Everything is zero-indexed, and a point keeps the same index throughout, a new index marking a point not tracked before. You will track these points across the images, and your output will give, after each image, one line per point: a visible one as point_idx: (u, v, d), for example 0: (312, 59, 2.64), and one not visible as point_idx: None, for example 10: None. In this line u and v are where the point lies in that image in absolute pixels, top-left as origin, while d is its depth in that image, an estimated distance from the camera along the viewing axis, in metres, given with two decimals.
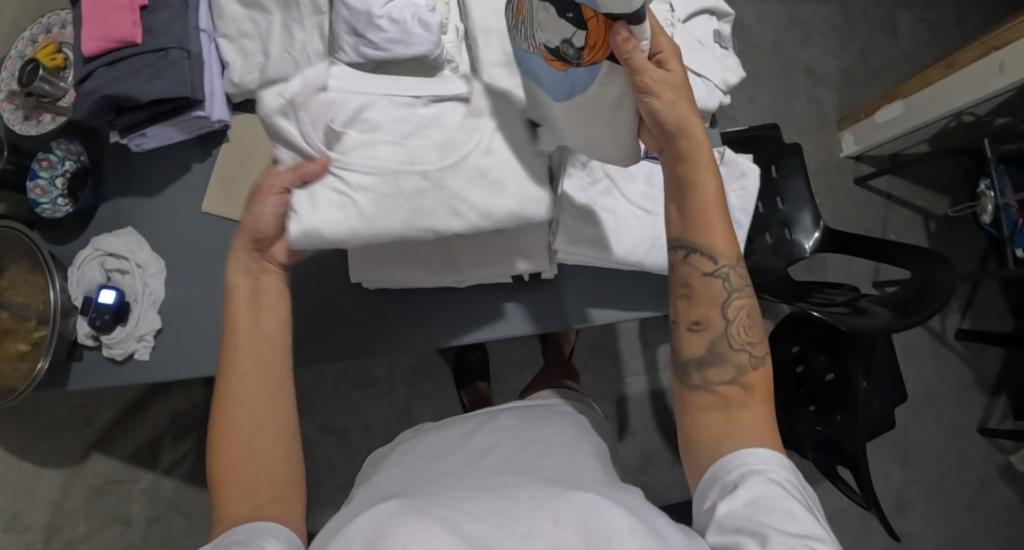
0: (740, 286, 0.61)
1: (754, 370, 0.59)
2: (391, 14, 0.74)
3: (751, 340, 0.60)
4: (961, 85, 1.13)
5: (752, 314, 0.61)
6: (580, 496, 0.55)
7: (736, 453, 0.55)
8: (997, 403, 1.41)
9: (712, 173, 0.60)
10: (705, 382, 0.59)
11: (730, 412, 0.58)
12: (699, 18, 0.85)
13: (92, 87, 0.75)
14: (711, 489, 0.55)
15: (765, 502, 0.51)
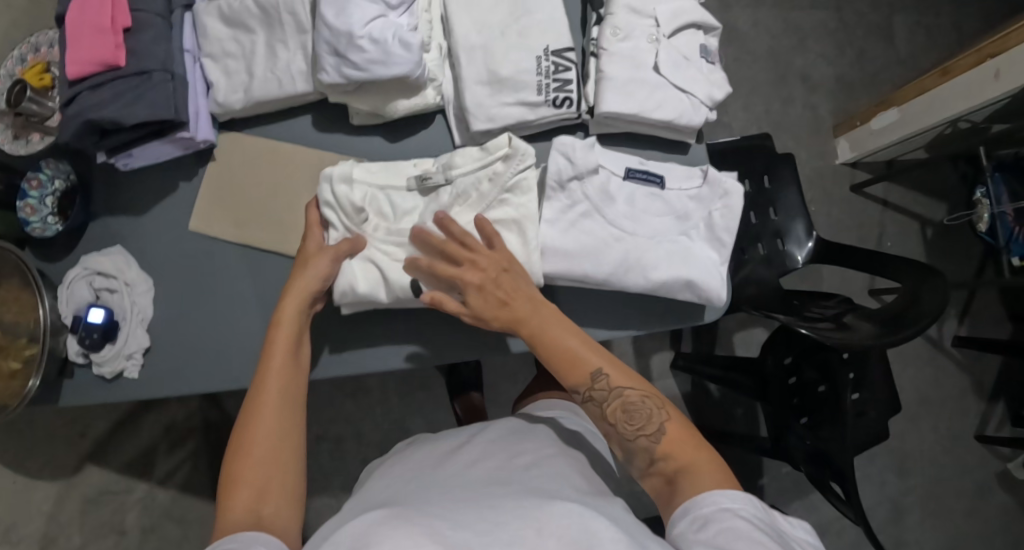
0: (610, 395, 0.64)
1: (658, 443, 0.62)
2: (372, 35, 0.75)
3: (641, 425, 0.63)
4: (957, 92, 1.12)
5: (634, 406, 0.63)
6: (563, 507, 0.57)
7: (702, 495, 0.57)
8: (994, 409, 1.39)
9: (542, 323, 0.66)
10: (642, 472, 0.64)
11: (672, 481, 0.61)
12: (685, 33, 0.84)
13: (76, 112, 0.75)
14: (682, 521, 0.57)
15: (735, 531, 0.53)
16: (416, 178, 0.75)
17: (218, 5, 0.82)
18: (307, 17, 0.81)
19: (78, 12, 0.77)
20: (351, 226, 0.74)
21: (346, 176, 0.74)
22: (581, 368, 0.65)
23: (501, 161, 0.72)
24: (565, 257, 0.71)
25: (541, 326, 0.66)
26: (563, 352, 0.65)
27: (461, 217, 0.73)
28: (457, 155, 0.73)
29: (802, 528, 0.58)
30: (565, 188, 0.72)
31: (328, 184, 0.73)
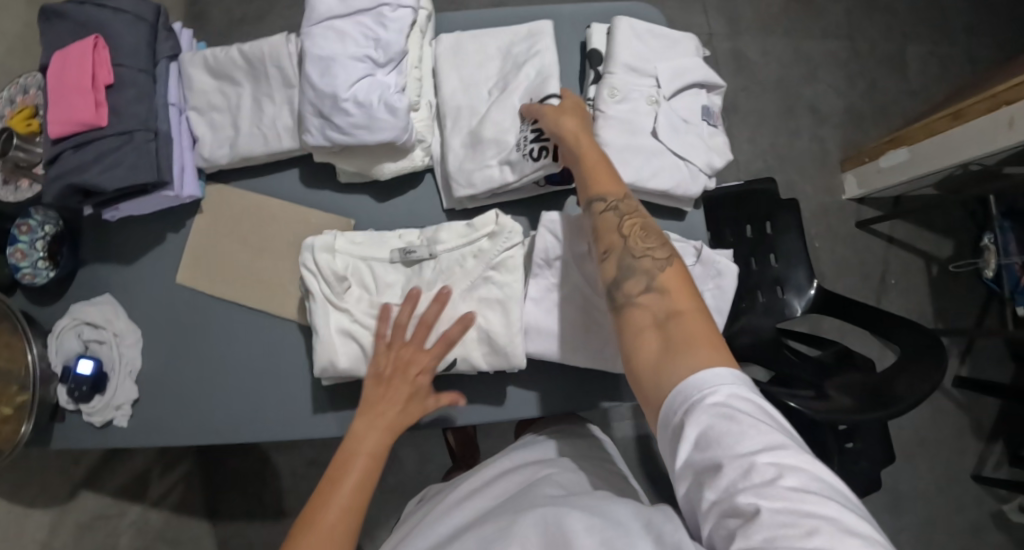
0: (633, 211, 0.65)
1: (662, 271, 0.61)
2: (357, 97, 0.73)
3: (653, 249, 0.63)
4: (968, 137, 1.08)
5: (649, 227, 0.64)
6: (536, 514, 0.57)
7: (680, 387, 0.53)
8: (993, 449, 1.38)
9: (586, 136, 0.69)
10: (627, 296, 0.61)
11: (663, 325, 0.58)
12: (687, 92, 0.81)
13: (59, 173, 0.74)
14: (665, 433, 0.53)
15: (712, 432, 0.49)
16: (400, 250, 0.73)
17: (203, 56, 0.80)
18: (294, 72, 0.79)
19: (59, 67, 0.75)
20: (331, 295, 0.72)
21: (330, 246, 0.73)
22: (610, 180, 0.66)
23: (487, 239, 0.72)
24: (548, 337, 0.70)
25: (579, 129, 0.68)
26: (584, 156, 0.68)
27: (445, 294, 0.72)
28: (443, 230, 0.73)
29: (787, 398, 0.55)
30: (551, 266, 0.72)
31: (310, 253, 0.72)
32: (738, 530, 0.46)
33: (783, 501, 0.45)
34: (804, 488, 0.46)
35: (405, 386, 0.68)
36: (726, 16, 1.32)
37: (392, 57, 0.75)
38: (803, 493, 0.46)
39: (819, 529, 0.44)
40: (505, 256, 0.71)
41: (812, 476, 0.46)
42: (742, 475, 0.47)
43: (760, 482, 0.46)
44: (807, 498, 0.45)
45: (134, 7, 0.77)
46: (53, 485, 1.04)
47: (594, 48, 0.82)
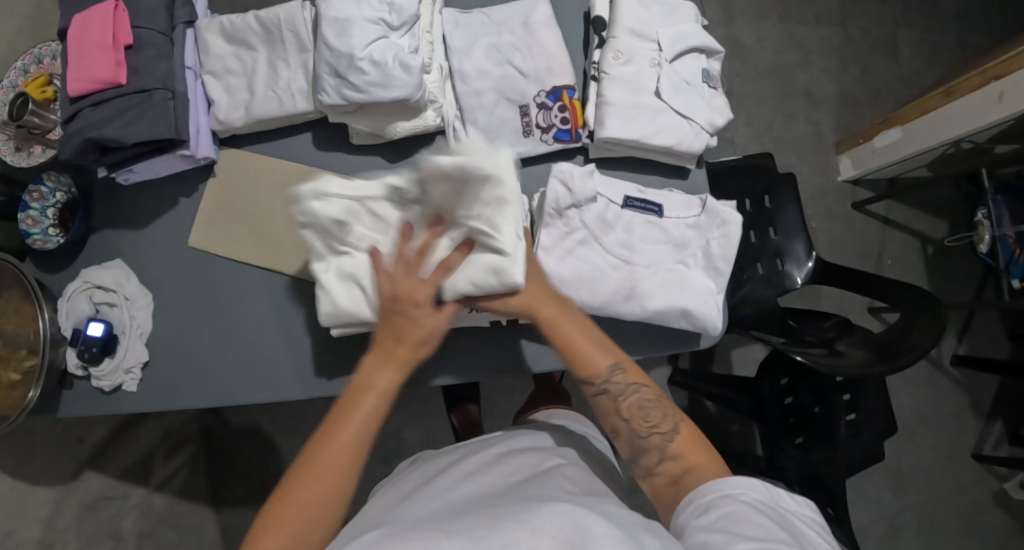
0: (630, 387, 0.65)
1: (671, 442, 0.63)
2: (372, 56, 0.75)
3: (655, 422, 0.64)
4: (961, 113, 1.11)
5: (644, 403, 0.65)
6: (555, 507, 0.55)
7: (699, 488, 0.58)
8: (992, 428, 1.39)
9: (551, 307, 0.67)
10: (645, 471, 0.64)
11: (676, 481, 0.61)
12: (689, 56, 0.84)
13: (77, 129, 0.75)
14: (687, 509, 0.58)
15: (736, 514, 0.54)
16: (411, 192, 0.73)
17: (219, 22, 0.83)
18: (308, 37, 0.81)
19: (80, 29, 0.77)
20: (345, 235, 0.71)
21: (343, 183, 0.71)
22: (598, 358, 0.66)
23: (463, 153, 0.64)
24: (561, 285, 0.71)
25: (549, 299, 0.67)
26: (567, 342, 0.66)
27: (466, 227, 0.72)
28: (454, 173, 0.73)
29: (807, 506, 0.59)
30: (562, 215, 0.72)
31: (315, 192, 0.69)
32: None
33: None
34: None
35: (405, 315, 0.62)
36: (722, 3, 1.36)
37: (406, 21, 0.78)
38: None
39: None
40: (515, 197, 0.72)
41: None
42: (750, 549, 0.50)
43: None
44: None
45: None
46: (57, 462, 1.03)
47: (598, 15, 0.84)
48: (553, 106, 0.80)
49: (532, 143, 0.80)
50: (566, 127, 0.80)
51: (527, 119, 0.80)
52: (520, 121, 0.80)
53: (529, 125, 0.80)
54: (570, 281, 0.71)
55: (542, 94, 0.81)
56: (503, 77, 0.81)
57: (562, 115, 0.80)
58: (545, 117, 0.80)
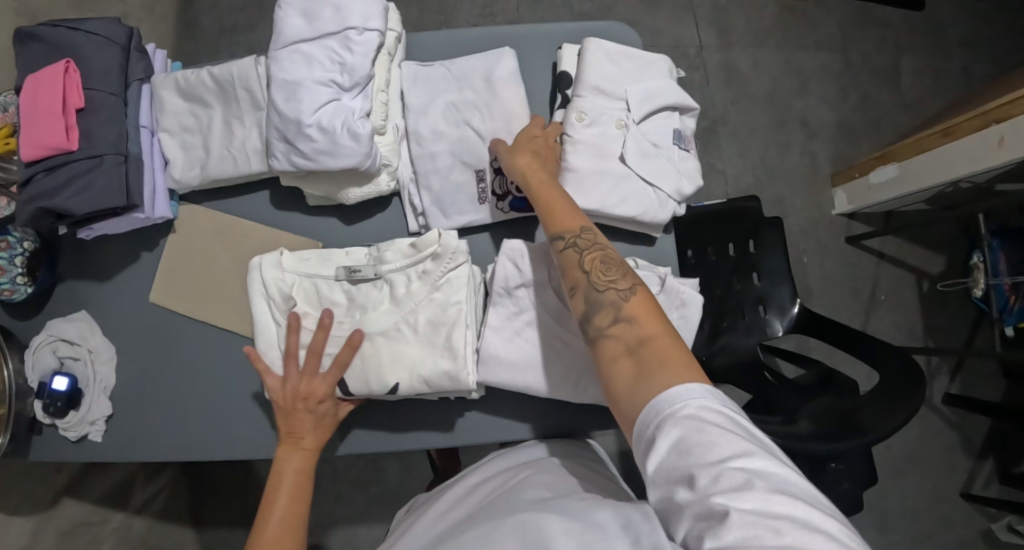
0: (595, 244, 0.65)
1: (625, 300, 0.60)
2: (320, 122, 0.73)
3: (615, 279, 0.62)
4: (960, 155, 1.06)
5: (607, 258, 0.64)
6: (515, 520, 0.56)
7: (651, 404, 0.53)
8: (983, 467, 1.32)
9: (538, 169, 0.71)
10: (599, 330, 0.60)
11: (634, 351, 0.57)
12: (662, 115, 0.79)
13: (30, 198, 0.75)
14: (640, 445, 0.53)
15: (685, 442, 0.50)
16: (346, 268, 0.73)
17: (174, 78, 0.82)
18: (263, 95, 0.80)
19: (31, 92, 0.76)
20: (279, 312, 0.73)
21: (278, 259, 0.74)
22: (570, 215, 0.67)
23: (430, 259, 0.70)
24: (504, 367, 0.69)
25: (548, 174, 0.70)
26: (546, 201, 0.68)
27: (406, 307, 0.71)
28: (387, 250, 0.71)
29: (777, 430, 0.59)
30: (512, 295, 0.70)
31: (258, 271, 0.73)
32: (708, 533, 0.46)
33: (753, 504, 0.46)
34: (774, 487, 0.46)
35: (311, 415, 0.69)
36: (718, 29, 1.34)
37: (358, 82, 0.75)
38: (773, 493, 0.46)
39: (786, 530, 0.44)
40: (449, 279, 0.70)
41: (781, 480, 0.47)
42: (711, 483, 0.47)
43: (730, 486, 0.47)
44: (777, 500, 0.45)
45: (105, 30, 0.79)
46: (36, 490, 1.04)
47: (564, 70, 0.80)
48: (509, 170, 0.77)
49: (487, 210, 0.78)
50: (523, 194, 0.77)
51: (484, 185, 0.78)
52: (476, 187, 0.78)
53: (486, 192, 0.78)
54: (512, 363, 0.69)
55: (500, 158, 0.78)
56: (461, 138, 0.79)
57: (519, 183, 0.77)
58: (501, 183, 0.77)
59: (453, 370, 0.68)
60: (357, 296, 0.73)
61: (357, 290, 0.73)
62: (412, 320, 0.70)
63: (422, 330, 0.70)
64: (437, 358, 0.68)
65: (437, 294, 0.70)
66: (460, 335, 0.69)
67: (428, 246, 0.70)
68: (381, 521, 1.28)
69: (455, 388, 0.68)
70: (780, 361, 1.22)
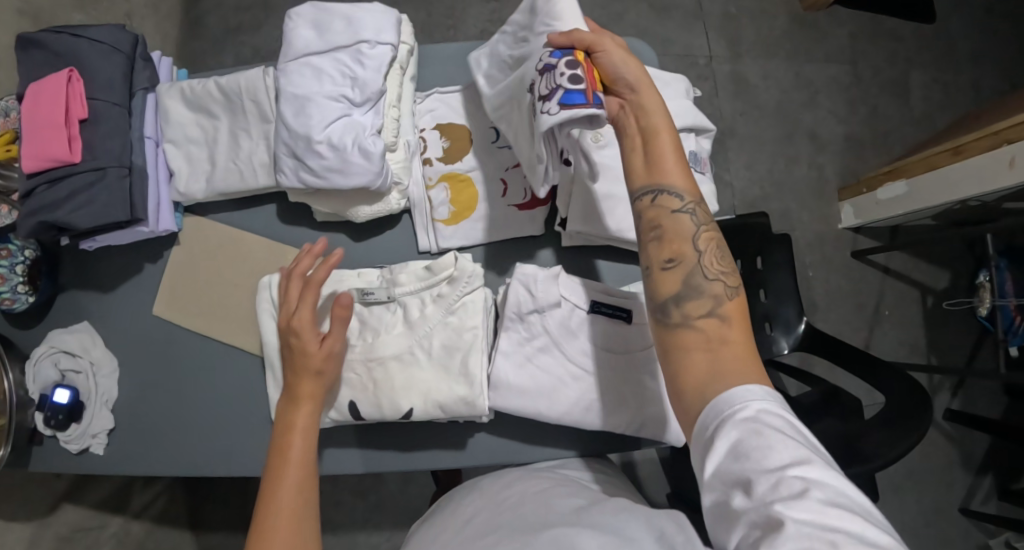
0: (706, 223, 0.61)
1: (729, 300, 0.58)
2: (331, 139, 0.72)
3: (723, 272, 0.60)
4: (968, 175, 1.05)
5: (721, 246, 0.61)
6: (550, 535, 0.55)
7: (715, 401, 0.52)
8: (981, 482, 1.33)
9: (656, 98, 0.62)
10: (689, 314, 0.57)
11: (713, 349, 0.56)
12: (678, 136, 0.78)
13: (32, 210, 0.74)
14: (699, 442, 0.52)
15: (743, 446, 0.49)
16: (358, 290, 0.72)
17: (180, 87, 0.80)
18: (271, 107, 0.78)
19: (32, 102, 0.74)
20: None
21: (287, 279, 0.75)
22: (683, 174, 0.61)
23: (446, 283, 0.70)
24: (516, 393, 0.68)
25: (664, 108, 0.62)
26: (662, 149, 0.61)
27: (418, 329, 0.70)
28: (401, 272, 0.71)
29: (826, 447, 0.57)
30: (524, 320, 0.69)
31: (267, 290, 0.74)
32: (763, 540, 0.45)
33: (809, 515, 0.44)
34: (832, 499, 0.45)
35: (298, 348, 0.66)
36: (728, 39, 1.34)
37: (369, 97, 0.73)
38: (830, 506, 0.45)
39: (841, 544, 0.43)
40: (462, 302, 0.69)
41: (838, 492, 0.46)
42: (771, 489, 0.46)
43: (787, 494, 0.45)
44: (834, 512, 0.44)
45: (110, 37, 0.77)
46: (35, 497, 1.02)
47: None
48: (557, 64, 0.61)
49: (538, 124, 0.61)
50: (578, 88, 0.60)
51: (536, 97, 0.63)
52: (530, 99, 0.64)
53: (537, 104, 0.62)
54: (524, 391, 0.68)
55: (546, 54, 0.62)
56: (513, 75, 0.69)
57: (572, 73, 0.60)
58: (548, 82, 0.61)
59: (468, 395, 0.67)
60: (366, 317, 0.72)
61: (368, 310, 0.72)
62: (427, 344, 0.69)
63: (435, 353, 0.69)
64: (448, 383, 0.68)
65: (452, 318, 0.69)
66: (473, 361, 0.68)
67: (442, 269, 0.69)
68: (379, 530, 1.27)
69: (469, 414, 0.67)
70: (784, 378, 1.22)
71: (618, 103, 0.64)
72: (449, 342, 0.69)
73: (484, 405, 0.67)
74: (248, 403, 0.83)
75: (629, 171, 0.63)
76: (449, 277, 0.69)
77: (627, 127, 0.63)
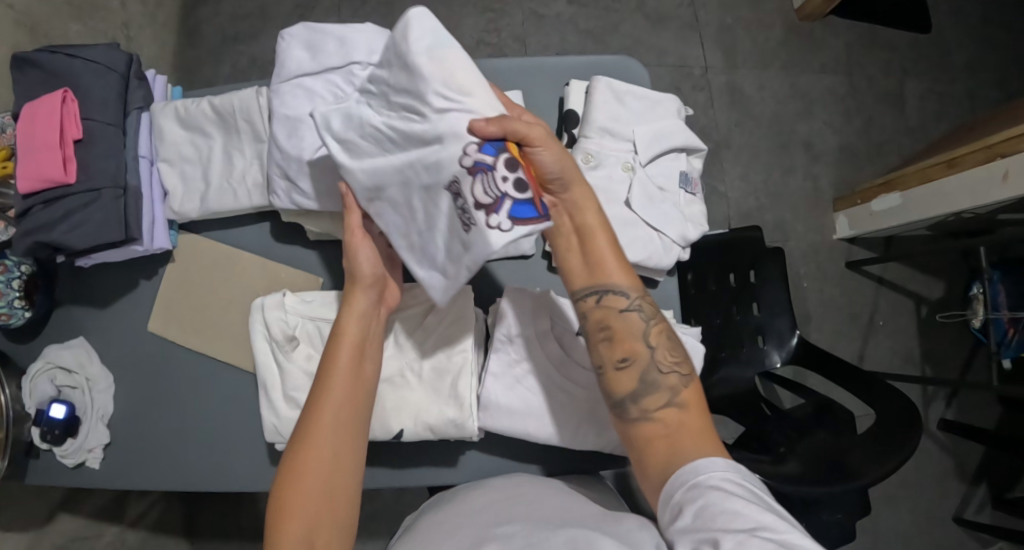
0: (653, 315, 0.65)
1: (684, 389, 0.62)
2: (322, 161, 0.72)
3: (675, 363, 0.64)
4: (961, 188, 1.05)
5: (670, 336, 0.65)
6: (568, 534, 0.56)
7: (681, 470, 0.57)
8: (975, 492, 1.33)
9: (591, 200, 0.64)
10: (645, 412, 0.62)
11: (672, 436, 0.60)
12: (668, 157, 0.79)
13: (27, 230, 0.75)
14: (669, 506, 0.56)
15: (710, 508, 0.52)
16: None
17: (174, 107, 0.81)
18: (264, 127, 0.79)
19: (28, 121, 0.75)
20: (278, 352, 0.74)
21: (279, 300, 0.75)
22: (621, 269, 0.65)
23: (436, 306, 0.71)
24: (506, 414, 0.69)
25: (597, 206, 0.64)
26: (599, 252, 0.64)
27: (410, 349, 0.71)
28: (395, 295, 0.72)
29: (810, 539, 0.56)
30: (513, 342, 0.70)
31: (261, 311, 0.75)
32: None
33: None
34: None
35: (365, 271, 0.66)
36: (723, 50, 1.34)
37: None
38: None
39: None
40: (452, 324, 0.70)
41: None
42: (737, 545, 0.48)
43: None
44: None
45: (104, 57, 0.78)
46: (32, 507, 1.03)
47: (571, 108, 0.79)
48: (495, 164, 0.54)
49: (478, 238, 0.53)
50: (525, 198, 0.53)
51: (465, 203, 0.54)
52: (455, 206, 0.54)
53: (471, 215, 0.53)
54: (514, 413, 0.68)
55: (474, 149, 0.54)
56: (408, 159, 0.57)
57: (515, 178, 0.54)
58: (487, 186, 0.53)
59: (459, 417, 0.68)
60: None
61: None
62: (417, 366, 0.70)
63: (426, 376, 0.70)
64: (438, 405, 0.68)
65: (443, 341, 0.70)
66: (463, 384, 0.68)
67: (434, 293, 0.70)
68: (374, 539, 1.27)
69: (459, 435, 0.68)
70: (777, 389, 1.23)
71: (551, 200, 0.64)
72: (440, 363, 0.70)
73: (475, 427, 0.67)
74: (245, 419, 0.84)
75: (568, 270, 0.66)
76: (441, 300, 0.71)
77: (561, 228, 0.65)
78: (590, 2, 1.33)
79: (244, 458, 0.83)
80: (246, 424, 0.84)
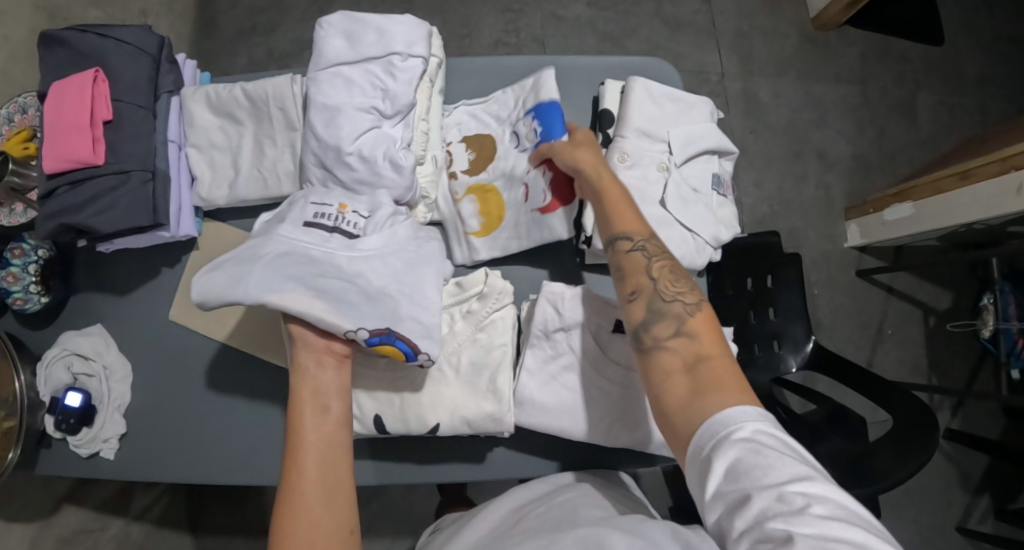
0: (660, 253, 0.64)
1: (692, 316, 0.60)
2: (361, 151, 0.71)
3: (681, 292, 0.61)
4: (973, 199, 1.06)
5: (677, 270, 0.63)
6: (578, 533, 0.56)
7: (709, 421, 0.52)
8: (978, 501, 1.35)
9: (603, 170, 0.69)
10: (658, 339, 0.59)
11: (694, 365, 0.56)
12: (701, 158, 0.80)
13: (51, 212, 0.73)
14: (696, 456, 0.52)
15: (743, 465, 0.48)
16: None
17: (204, 92, 0.79)
18: (297, 115, 0.78)
19: (56, 101, 0.73)
20: None
21: None
22: (628, 218, 0.66)
23: (476, 300, 0.71)
24: (541, 410, 0.69)
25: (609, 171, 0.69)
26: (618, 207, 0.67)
27: (450, 343, 0.71)
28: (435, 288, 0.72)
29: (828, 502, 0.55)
30: (550, 338, 0.70)
31: None
32: None
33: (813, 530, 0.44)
34: (834, 515, 0.45)
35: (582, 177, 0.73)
36: (740, 57, 1.35)
37: (400, 109, 0.73)
38: (833, 519, 0.45)
39: None
40: (491, 320, 0.70)
41: (839, 505, 0.46)
42: (770, 505, 0.46)
43: (788, 511, 0.45)
44: (835, 526, 0.44)
45: (137, 39, 0.77)
46: (38, 497, 1.00)
47: (606, 108, 0.80)
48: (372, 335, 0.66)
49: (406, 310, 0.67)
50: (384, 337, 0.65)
51: (323, 208, 0.67)
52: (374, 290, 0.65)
53: (330, 219, 0.67)
54: (548, 408, 0.69)
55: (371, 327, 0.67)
56: (237, 267, 0.61)
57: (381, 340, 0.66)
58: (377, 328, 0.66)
59: (495, 411, 0.67)
60: None
61: None
62: (454, 360, 0.70)
63: (463, 371, 0.70)
64: (474, 399, 0.68)
65: (481, 335, 0.70)
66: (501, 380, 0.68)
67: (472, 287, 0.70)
68: (382, 538, 1.26)
69: (495, 430, 0.68)
70: (789, 395, 1.24)
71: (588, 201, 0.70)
72: (477, 357, 0.70)
73: (509, 422, 0.67)
74: (266, 411, 0.83)
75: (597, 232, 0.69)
76: (479, 294, 0.70)
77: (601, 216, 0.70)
78: (609, 6, 1.34)
79: (266, 449, 0.82)
80: (269, 416, 0.83)
